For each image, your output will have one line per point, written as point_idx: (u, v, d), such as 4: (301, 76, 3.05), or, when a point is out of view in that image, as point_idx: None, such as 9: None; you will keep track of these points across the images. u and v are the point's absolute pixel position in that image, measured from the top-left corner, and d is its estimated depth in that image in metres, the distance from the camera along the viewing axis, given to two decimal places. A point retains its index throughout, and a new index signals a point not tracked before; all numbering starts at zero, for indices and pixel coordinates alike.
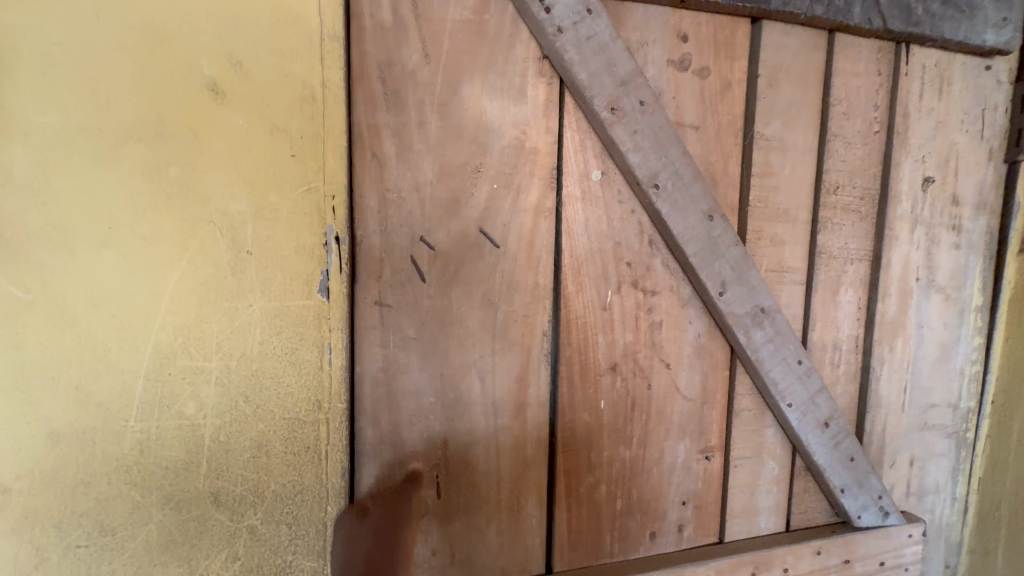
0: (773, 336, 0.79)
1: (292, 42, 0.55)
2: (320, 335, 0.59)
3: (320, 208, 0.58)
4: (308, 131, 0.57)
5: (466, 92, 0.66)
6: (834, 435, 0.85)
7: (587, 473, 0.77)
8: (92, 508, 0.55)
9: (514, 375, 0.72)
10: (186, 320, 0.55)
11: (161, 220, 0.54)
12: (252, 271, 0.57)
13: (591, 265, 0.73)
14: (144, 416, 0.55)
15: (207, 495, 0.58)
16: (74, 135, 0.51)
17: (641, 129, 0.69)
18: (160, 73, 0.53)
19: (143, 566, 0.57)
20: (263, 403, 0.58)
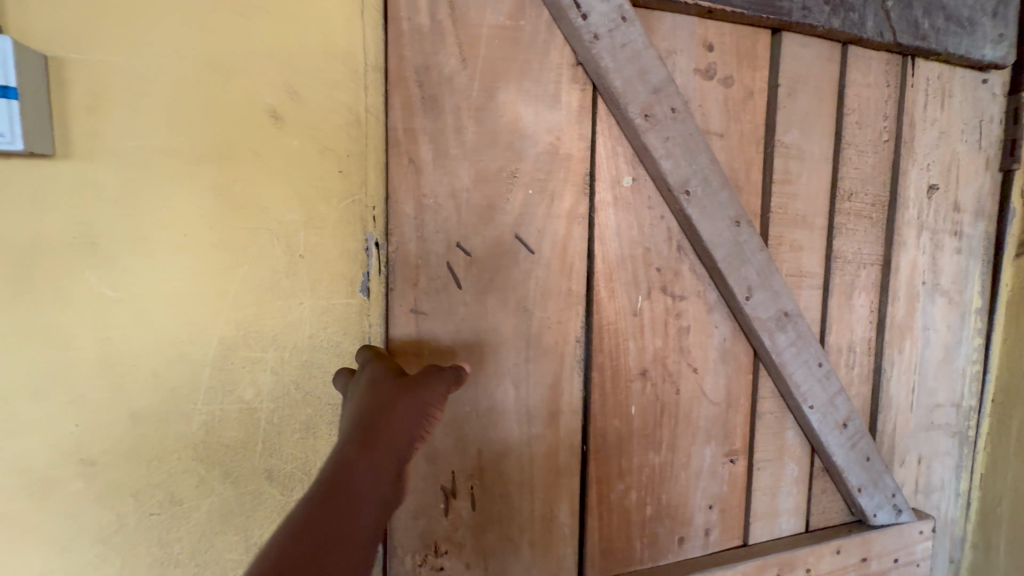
0: (795, 340, 0.80)
1: (341, 73, 0.63)
2: (362, 329, 0.66)
3: (362, 217, 0.65)
4: (354, 150, 0.64)
5: (502, 97, 0.65)
6: (852, 436, 0.86)
7: (619, 480, 0.76)
8: (164, 481, 0.63)
9: (548, 382, 0.70)
10: (246, 317, 0.62)
11: (226, 229, 0.61)
12: (302, 274, 0.64)
13: (623, 271, 0.73)
14: (210, 401, 0.63)
15: (260, 470, 0.65)
16: (153, 158, 0.58)
17: (672, 136, 0.70)
18: (227, 100, 0.60)
19: (207, 532, 0.64)
20: (312, 390, 0.66)
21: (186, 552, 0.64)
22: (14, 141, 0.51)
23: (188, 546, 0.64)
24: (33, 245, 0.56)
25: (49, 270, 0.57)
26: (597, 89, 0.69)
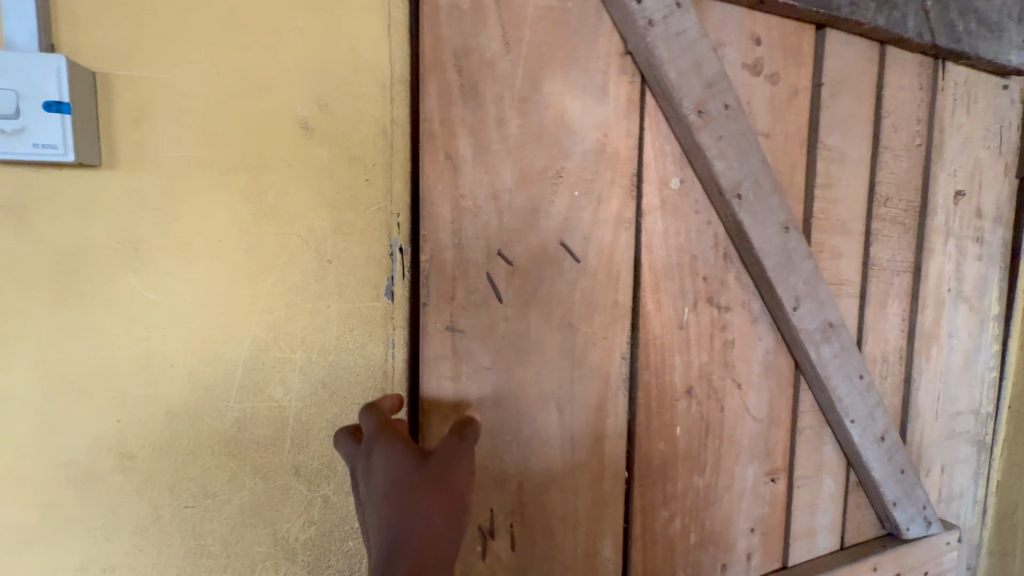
0: (839, 352, 0.76)
1: (371, 89, 0.58)
2: (387, 333, 0.61)
3: (388, 223, 0.60)
4: (383, 160, 0.59)
5: (547, 88, 0.59)
6: (889, 449, 0.84)
7: (664, 507, 0.70)
8: (194, 476, 0.58)
9: (593, 403, 0.63)
10: (276, 319, 0.58)
11: (258, 234, 0.57)
12: (331, 278, 0.59)
13: (671, 280, 0.66)
14: (242, 398, 0.58)
15: (287, 466, 0.60)
16: (189, 168, 0.54)
17: (725, 135, 0.64)
18: (253, 110, 0.55)
19: (236, 527, 0.59)
20: (340, 391, 0.61)
21: (218, 544, 0.59)
22: (66, 154, 0.48)
23: (218, 538, 0.59)
24: (82, 239, 0.53)
25: (93, 261, 0.53)
26: (647, 82, 0.62)
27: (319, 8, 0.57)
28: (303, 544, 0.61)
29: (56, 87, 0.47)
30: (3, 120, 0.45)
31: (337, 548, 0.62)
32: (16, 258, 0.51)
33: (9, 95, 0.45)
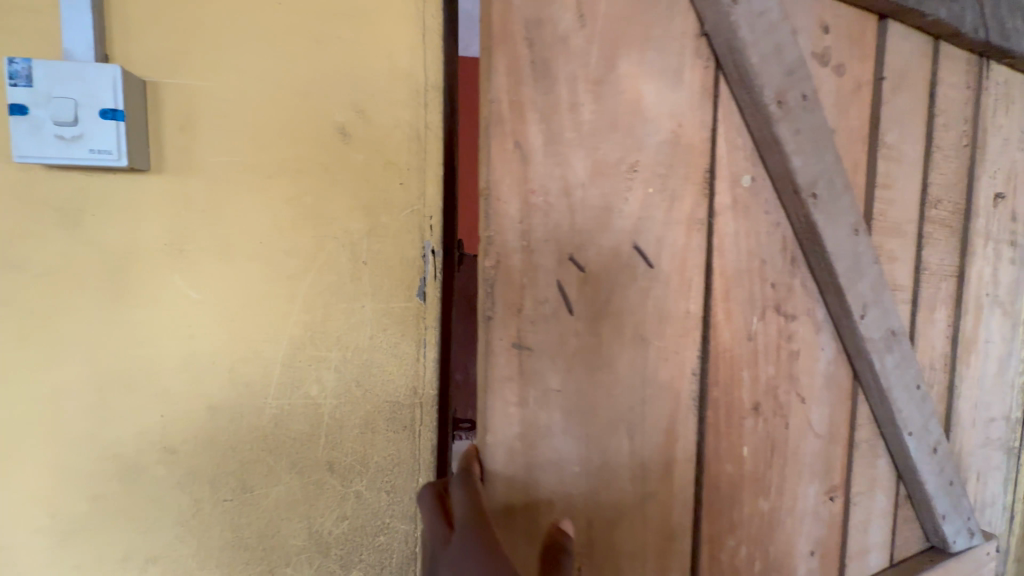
0: (899, 361, 0.74)
1: (403, 93, 0.67)
2: (418, 331, 0.70)
3: (420, 227, 0.69)
4: (414, 164, 0.68)
5: (624, 69, 0.54)
6: (939, 460, 0.82)
7: (728, 533, 0.66)
8: (237, 469, 0.68)
9: (662, 417, 0.59)
10: (314, 319, 0.67)
11: (298, 238, 0.66)
12: (365, 279, 0.68)
13: (739, 285, 0.63)
14: (280, 396, 0.68)
15: (323, 462, 0.70)
16: (239, 173, 0.64)
17: (802, 128, 0.61)
18: (300, 119, 0.64)
19: (275, 517, 0.69)
20: (371, 389, 0.70)
21: (255, 536, 0.69)
22: (119, 158, 0.58)
23: (257, 531, 0.69)
24: (133, 252, 0.63)
25: (143, 270, 0.63)
26: (721, 68, 0.59)
27: (361, 26, 0.65)
28: (336, 538, 0.71)
29: (111, 96, 0.57)
30: (66, 128, 0.56)
31: (369, 536, 0.72)
32: (84, 262, 0.62)
33: (70, 104, 0.56)
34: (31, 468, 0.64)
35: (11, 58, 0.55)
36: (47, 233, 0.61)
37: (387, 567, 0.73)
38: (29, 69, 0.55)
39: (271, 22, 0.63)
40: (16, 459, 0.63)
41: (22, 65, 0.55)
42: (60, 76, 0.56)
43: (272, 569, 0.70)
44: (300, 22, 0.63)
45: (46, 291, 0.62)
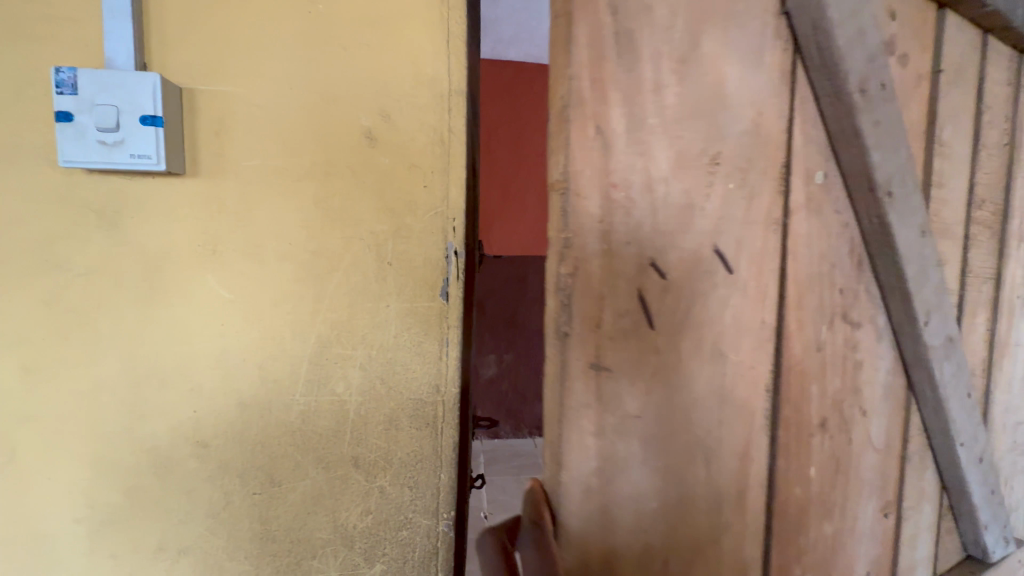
0: (956, 370, 0.64)
1: (427, 98, 0.68)
2: (441, 331, 0.71)
3: (443, 228, 0.70)
4: (438, 167, 0.70)
5: (707, 44, 0.43)
6: (985, 469, 0.72)
7: (795, 564, 0.53)
8: (265, 463, 0.70)
9: (736, 444, 0.48)
10: (340, 317, 0.69)
11: (325, 240, 0.68)
12: (390, 279, 0.70)
13: (811, 294, 0.50)
14: (307, 392, 0.70)
15: (348, 457, 0.71)
16: (269, 176, 0.66)
17: (884, 118, 0.50)
18: (327, 125, 0.67)
19: (301, 511, 0.71)
20: (395, 386, 0.71)
21: (282, 529, 0.71)
22: (158, 162, 0.60)
23: (284, 524, 0.71)
24: (168, 252, 0.65)
25: (178, 270, 0.66)
26: (800, 52, 0.46)
27: (387, 33, 0.67)
28: (360, 532, 0.73)
29: (151, 103, 0.59)
30: (108, 134, 0.58)
31: (392, 531, 0.73)
32: (122, 262, 0.65)
33: (113, 111, 0.58)
34: (70, 461, 0.66)
35: (58, 68, 0.58)
36: (88, 234, 0.63)
37: (410, 561, 0.74)
38: (75, 78, 0.58)
39: (303, 31, 0.65)
40: (56, 452, 0.66)
41: (69, 74, 0.58)
42: (103, 84, 0.58)
43: (298, 561, 0.72)
44: (330, 30, 0.66)
45: (84, 289, 0.64)
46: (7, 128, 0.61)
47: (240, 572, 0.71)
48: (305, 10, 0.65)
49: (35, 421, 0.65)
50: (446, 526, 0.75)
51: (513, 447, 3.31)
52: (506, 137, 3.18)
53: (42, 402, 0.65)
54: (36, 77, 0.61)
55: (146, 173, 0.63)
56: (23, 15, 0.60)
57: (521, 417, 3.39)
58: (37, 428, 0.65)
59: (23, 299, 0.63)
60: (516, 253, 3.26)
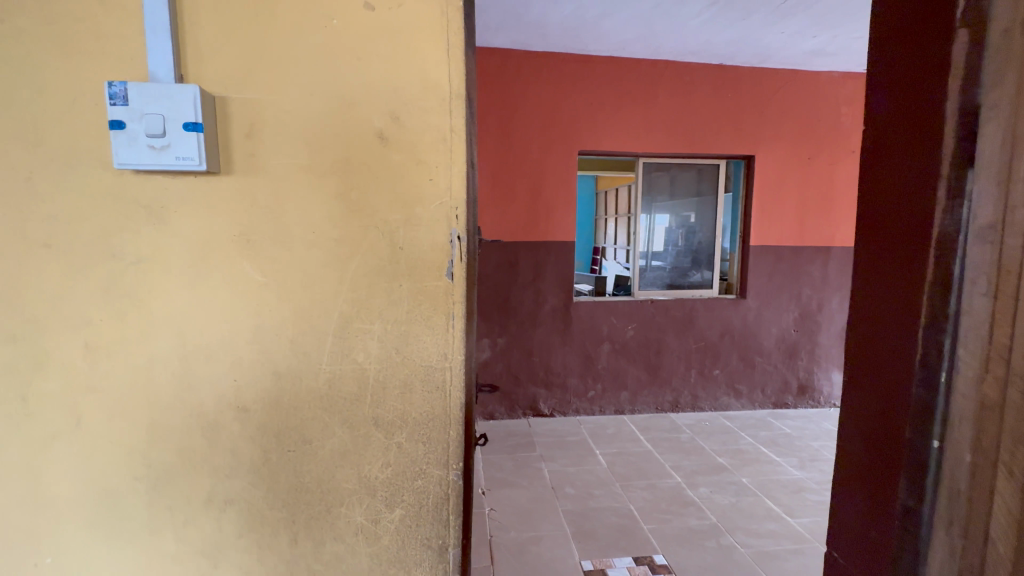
0: None
1: (432, 100, 0.78)
2: (448, 306, 0.82)
3: (448, 217, 0.80)
4: (442, 163, 0.79)
5: None
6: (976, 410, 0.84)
7: None
8: (298, 424, 0.80)
9: None
10: (360, 296, 0.79)
11: (346, 228, 0.77)
12: (403, 262, 0.80)
13: None
14: (332, 362, 0.80)
15: (369, 417, 0.82)
16: (295, 173, 0.75)
17: None
18: (344, 127, 0.76)
19: (330, 465, 0.82)
20: (408, 355, 0.82)
21: (314, 481, 0.82)
22: (199, 162, 0.69)
23: (315, 476, 0.82)
24: (209, 242, 0.75)
25: (218, 256, 0.75)
26: None
27: (395, 45, 0.76)
28: (381, 481, 0.84)
29: (193, 112, 0.68)
30: (156, 139, 0.67)
31: (409, 480, 0.85)
32: (167, 250, 0.74)
33: (160, 119, 0.67)
34: (130, 426, 0.76)
35: (110, 82, 0.66)
36: (139, 227, 0.73)
37: (425, 506, 0.86)
38: (125, 90, 0.66)
39: (323, 43, 0.74)
40: (117, 417, 0.76)
41: (120, 87, 0.66)
42: (149, 95, 0.67)
43: (329, 509, 0.83)
44: (345, 42, 0.74)
45: (136, 275, 0.74)
46: (66, 135, 0.70)
47: (278, 519, 0.82)
48: (323, 24, 0.74)
49: (100, 390, 0.75)
50: (456, 475, 0.86)
51: (508, 426, 3.45)
52: (495, 124, 3.26)
53: (105, 375, 0.75)
54: (89, 88, 0.70)
55: (186, 173, 0.72)
56: (76, 35, 0.69)
57: (515, 397, 3.54)
58: (102, 397, 0.75)
59: (85, 285, 0.73)
60: (508, 238, 3.37)
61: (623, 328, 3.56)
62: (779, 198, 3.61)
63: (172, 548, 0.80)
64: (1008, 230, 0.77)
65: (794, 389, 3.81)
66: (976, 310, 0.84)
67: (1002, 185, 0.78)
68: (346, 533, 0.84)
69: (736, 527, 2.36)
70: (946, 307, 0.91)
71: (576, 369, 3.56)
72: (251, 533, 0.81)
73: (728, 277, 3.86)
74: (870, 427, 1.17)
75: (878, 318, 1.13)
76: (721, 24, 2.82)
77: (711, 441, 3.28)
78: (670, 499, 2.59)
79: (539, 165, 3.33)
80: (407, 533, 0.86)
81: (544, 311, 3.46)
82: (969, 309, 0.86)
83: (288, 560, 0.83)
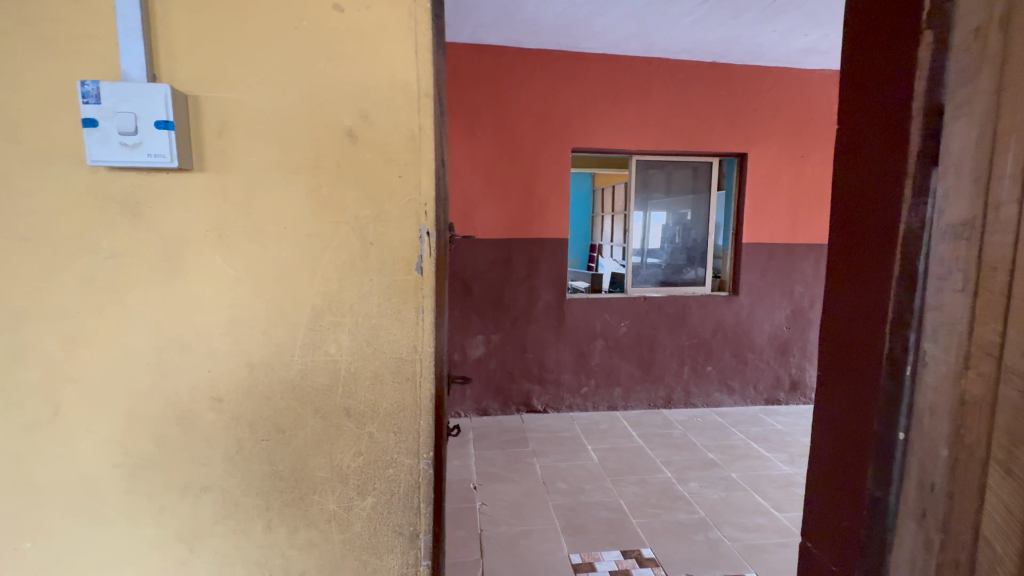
0: None
1: (401, 99, 0.80)
2: (417, 300, 0.84)
3: (417, 213, 0.82)
4: (410, 160, 0.81)
5: None
6: (940, 402, 0.86)
7: None
8: (271, 414, 0.83)
9: None
10: (331, 290, 0.82)
11: (317, 223, 0.80)
12: (373, 256, 0.82)
13: None
14: (304, 354, 0.82)
15: (341, 408, 0.85)
16: (267, 169, 0.78)
17: None
18: (314, 126, 0.78)
19: (303, 454, 0.85)
20: (379, 347, 0.84)
21: (288, 469, 0.85)
22: (171, 160, 0.71)
23: (289, 465, 0.84)
24: (183, 236, 0.77)
25: (192, 251, 0.77)
26: None
27: (363, 45, 0.78)
28: (353, 470, 0.86)
29: (164, 110, 0.70)
30: (129, 137, 0.70)
31: (380, 468, 0.87)
32: (142, 244, 0.76)
33: (132, 118, 0.69)
34: (108, 416, 0.79)
35: (83, 81, 0.69)
36: (114, 222, 0.75)
37: (396, 494, 0.88)
38: (98, 89, 0.68)
39: (293, 44, 0.76)
40: (95, 406, 0.78)
41: (93, 86, 0.68)
42: (121, 94, 0.69)
43: (302, 496, 0.85)
44: (315, 42, 0.76)
45: (112, 268, 0.76)
46: (43, 132, 0.72)
47: (253, 506, 0.84)
48: (293, 25, 0.76)
49: (78, 380, 0.77)
50: (426, 464, 0.89)
51: (500, 422, 3.48)
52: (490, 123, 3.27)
53: (82, 365, 0.77)
54: (64, 87, 0.72)
55: (159, 169, 0.74)
56: (52, 35, 0.71)
57: (508, 394, 3.56)
58: (80, 387, 0.78)
59: (63, 278, 0.75)
60: (503, 236, 3.39)
61: (616, 325, 3.58)
62: (771, 196, 3.63)
63: (150, 534, 0.82)
64: (977, 227, 0.78)
65: (786, 385, 3.84)
66: (943, 305, 0.85)
67: (983, 178, 0.77)
68: (320, 520, 0.87)
69: (724, 521, 2.39)
70: (911, 303, 0.92)
71: (569, 365, 3.59)
72: (227, 519, 0.84)
73: (720, 275, 3.88)
74: (824, 418, 1.19)
75: (839, 311, 1.12)
76: (713, 22, 2.83)
77: (702, 437, 3.31)
78: (660, 494, 2.62)
79: (531, 163, 3.35)
80: (379, 520, 0.88)
81: (537, 308, 3.48)
82: (940, 304, 0.86)
83: (263, 546, 0.85)
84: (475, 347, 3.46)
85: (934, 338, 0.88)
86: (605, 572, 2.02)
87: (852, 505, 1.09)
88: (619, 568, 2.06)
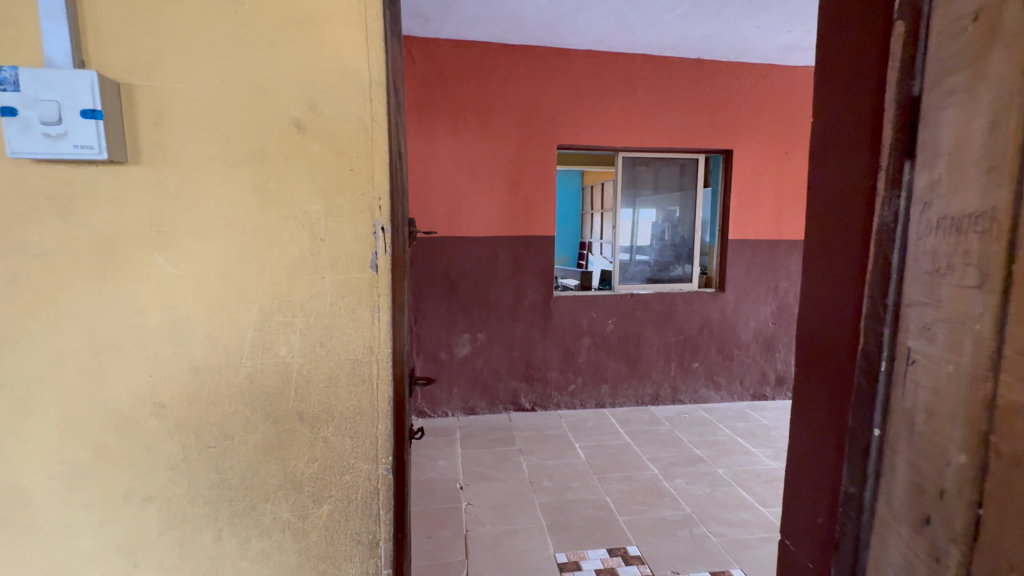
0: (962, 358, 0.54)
1: (351, 89, 0.76)
2: (373, 299, 0.81)
3: (371, 208, 0.79)
4: (364, 153, 0.78)
5: None
6: (911, 404, 0.78)
7: None
8: (218, 420, 0.79)
9: None
10: (281, 289, 0.78)
11: (264, 218, 0.76)
12: (324, 253, 0.78)
13: None
14: (253, 356, 0.79)
15: (293, 412, 0.81)
16: (207, 161, 0.73)
17: None
18: (258, 116, 0.74)
19: (253, 461, 0.81)
20: (332, 348, 0.81)
21: (237, 477, 0.81)
22: (99, 151, 0.67)
23: (238, 472, 0.81)
24: (118, 232, 0.72)
25: (129, 248, 0.73)
26: None
27: (311, 32, 0.74)
28: (308, 477, 0.83)
29: (91, 98, 0.66)
30: (52, 127, 0.65)
31: (337, 474, 0.84)
32: (73, 241, 0.72)
33: (55, 106, 0.64)
34: (40, 424, 0.74)
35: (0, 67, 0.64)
36: (42, 218, 0.70)
37: (354, 501, 0.85)
38: (16, 76, 0.64)
39: (234, 30, 0.72)
40: (25, 413, 0.74)
41: (11, 72, 0.64)
42: (43, 81, 0.64)
43: (253, 505, 0.82)
44: (257, 28, 0.72)
45: (39, 267, 0.71)
46: None
47: (200, 516, 0.80)
48: (233, 10, 0.72)
49: (7, 386, 0.73)
50: (385, 469, 0.85)
51: (487, 421, 3.44)
52: (473, 119, 3.23)
53: (10, 370, 0.73)
54: None
55: (89, 162, 0.70)
56: None
57: (495, 393, 3.53)
58: (9, 394, 0.73)
59: None
60: (488, 232, 3.35)
61: (603, 323, 3.57)
62: (756, 192, 3.63)
63: (89, 547, 0.78)
64: (950, 211, 0.71)
65: (771, 380, 3.85)
66: (915, 296, 0.78)
67: (1012, 146, 0.62)
68: (273, 529, 0.83)
69: (709, 517, 2.38)
70: (884, 298, 0.85)
71: (556, 363, 3.56)
72: (173, 530, 0.80)
73: (706, 271, 3.88)
74: (801, 415, 1.17)
75: (815, 306, 1.09)
76: (695, 18, 2.82)
77: (688, 434, 3.30)
78: (646, 490, 2.61)
79: (516, 159, 3.31)
80: (335, 528, 0.85)
81: (523, 306, 3.45)
82: (936, 298, 0.73)
83: (213, 557, 0.82)
84: (460, 346, 3.43)
85: (923, 336, 0.76)
86: (590, 570, 2.00)
87: (830, 504, 1.07)
88: (605, 566, 2.03)
